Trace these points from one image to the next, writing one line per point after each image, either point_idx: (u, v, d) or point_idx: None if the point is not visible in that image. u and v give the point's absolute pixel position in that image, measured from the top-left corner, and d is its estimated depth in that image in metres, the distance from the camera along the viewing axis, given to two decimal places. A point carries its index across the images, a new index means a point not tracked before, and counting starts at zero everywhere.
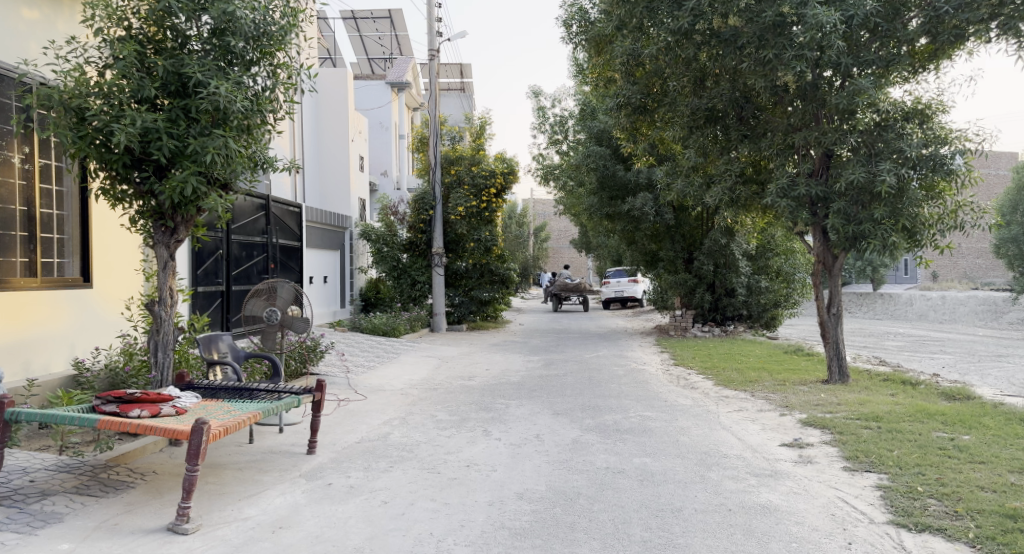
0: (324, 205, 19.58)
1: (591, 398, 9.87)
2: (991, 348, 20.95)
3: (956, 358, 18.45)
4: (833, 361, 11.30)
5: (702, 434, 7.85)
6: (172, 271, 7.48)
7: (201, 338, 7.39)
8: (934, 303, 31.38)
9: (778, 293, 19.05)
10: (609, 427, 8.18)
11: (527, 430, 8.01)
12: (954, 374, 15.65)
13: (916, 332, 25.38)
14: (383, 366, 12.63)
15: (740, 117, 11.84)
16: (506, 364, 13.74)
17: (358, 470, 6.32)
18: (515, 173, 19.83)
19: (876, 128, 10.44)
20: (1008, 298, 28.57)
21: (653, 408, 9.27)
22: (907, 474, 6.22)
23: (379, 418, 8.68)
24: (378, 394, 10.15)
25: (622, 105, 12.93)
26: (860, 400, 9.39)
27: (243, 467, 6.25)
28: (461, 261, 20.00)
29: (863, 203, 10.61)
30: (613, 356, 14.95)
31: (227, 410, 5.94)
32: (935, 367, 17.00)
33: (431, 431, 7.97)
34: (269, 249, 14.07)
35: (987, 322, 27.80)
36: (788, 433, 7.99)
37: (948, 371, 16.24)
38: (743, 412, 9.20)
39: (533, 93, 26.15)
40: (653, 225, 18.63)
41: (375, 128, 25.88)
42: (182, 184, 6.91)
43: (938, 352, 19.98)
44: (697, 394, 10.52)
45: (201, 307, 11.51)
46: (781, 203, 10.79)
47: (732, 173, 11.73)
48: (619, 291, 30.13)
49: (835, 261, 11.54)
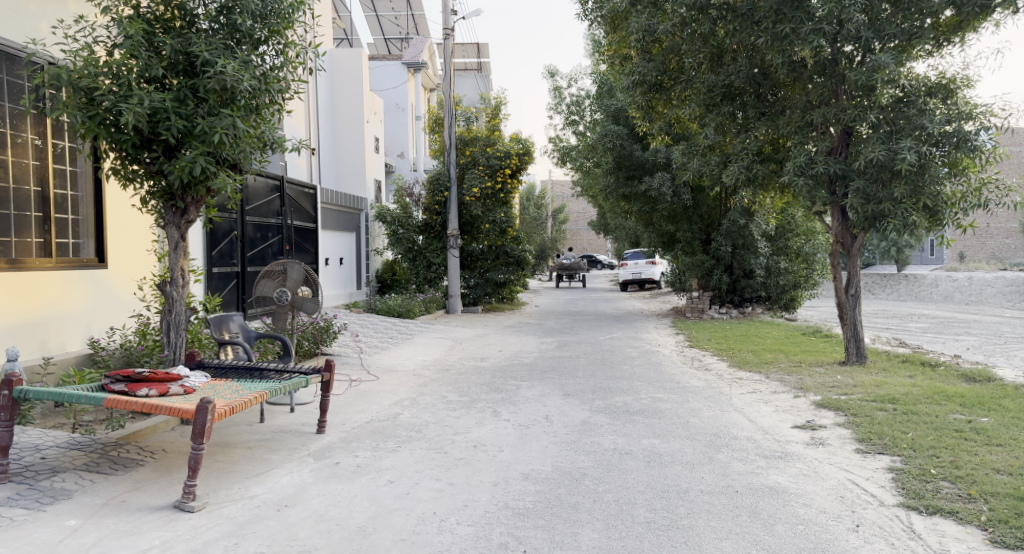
0: (340, 186, 19.60)
1: (603, 380, 9.85)
2: (1014, 330, 20.69)
3: (979, 341, 18.19)
4: (851, 342, 11.16)
5: (713, 416, 7.80)
6: (184, 251, 7.53)
7: (211, 318, 7.37)
8: (958, 284, 31.07)
9: (797, 274, 18.85)
10: (620, 408, 8.14)
11: (537, 411, 7.99)
12: (977, 356, 15.45)
13: (941, 314, 25.09)
14: (397, 347, 12.66)
15: (758, 94, 11.72)
16: (521, 345, 13.72)
17: (366, 450, 6.32)
18: (531, 154, 19.63)
19: (898, 104, 10.26)
20: None
21: (665, 389, 9.22)
22: (921, 455, 6.13)
23: (390, 398, 8.70)
24: (391, 375, 10.18)
25: (638, 83, 12.87)
26: (877, 383, 9.31)
27: (251, 446, 6.27)
28: (476, 243, 20.09)
29: (882, 181, 10.43)
30: (628, 338, 14.89)
31: (235, 389, 5.94)
32: (957, 348, 16.81)
33: (441, 412, 7.97)
34: (284, 231, 14.10)
35: (1011, 303, 27.54)
36: (801, 415, 7.91)
37: (970, 352, 16.03)
38: (757, 394, 9.12)
39: (548, 73, 25.95)
40: (671, 206, 18.48)
41: (391, 109, 25.99)
42: (191, 165, 6.95)
43: (961, 333, 19.71)
44: (710, 375, 10.44)
45: (217, 289, 11.55)
46: (797, 182, 10.63)
47: (749, 152, 11.60)
48: (637, 273, 30.05)
49: (853, 241, 11.35)
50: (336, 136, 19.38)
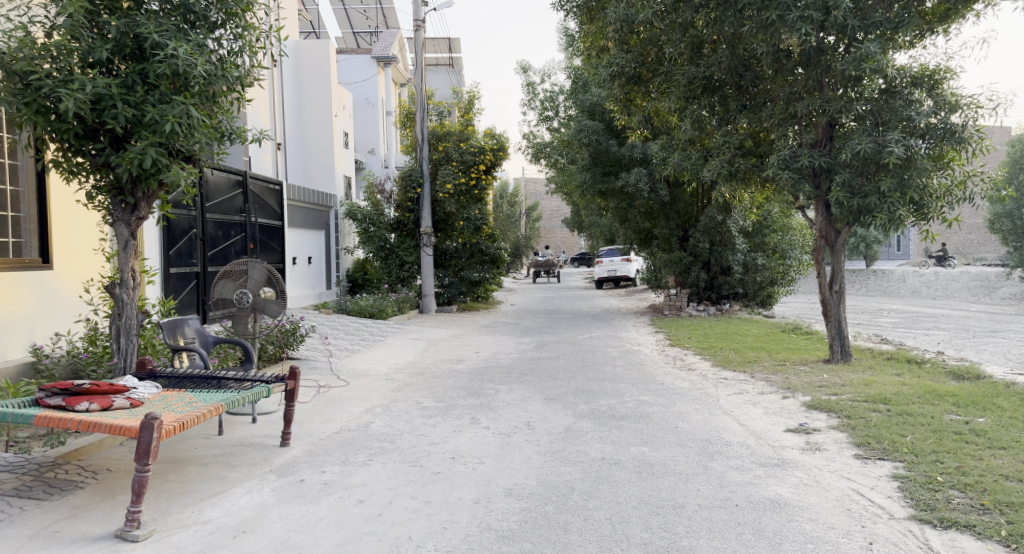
0: (308, 182, 19.19)
1: (584, 382, 9.43)
2: (985, 324, 20.65)
3: (951, 334, 18.10)
4: (835, 340, 10.83)
5: (702, 420, 7.41)
6: (133, 250, 7.10)
7: (164, 323, 6.82)
8: (926, 279, 31.25)
9: (774, 270, 18.62)
10: (604, 413, 7.73)
11: (517, 417, 7.56)
12: (951, 350, 15.31)
13: (911, 309, 25.03)
14: (368, 349, 12.16)
15: (739, 86, 11.36)
16: (497, 346, 13.27)
17: (334, 465, 5.84)
18: (506, 149, 19.16)
19: (883, 94, 9.92)
20: (1001, 273, 28.52)
21: (649, 391, 8.84)
22: (925, 460, 5.77)
23: (360, 405, 8.22)
24: (362, 380, 9.69)
25: (617, 75, 12.54)
26: (866, 381, 9.00)
27: (207, 463, 5.78)
28: (450, 240, 19.66)
29: (868, 174, 10.09)
30: (607, 337, 14.49)
31: (189, 402, 5.45)
32: (932, 343, 16.66)
33: (415, 420, 7.50)
34: (247, 229, 13.56)
35: (979, 297, 27.82)
36: (793, 417, 7.55)
37: (946, 347, 15.85)
38: (744, 395, 8.76)
39: (521, 68, 25.52)
40: (648, 203, 18.13)
41: (361, 104, 25.40)
42: (141, 156, 6.56)
43: (932, 328, 19.64)
44: (694, 376, 10.07)
45: (177, 290, 11.01)
46: (782, 175, 10.26)
47: (731, 145, 11.28)
48: (612, 270, 29.74)
49: (838, 237, 10.95)
50: (303, 128, 19.00)
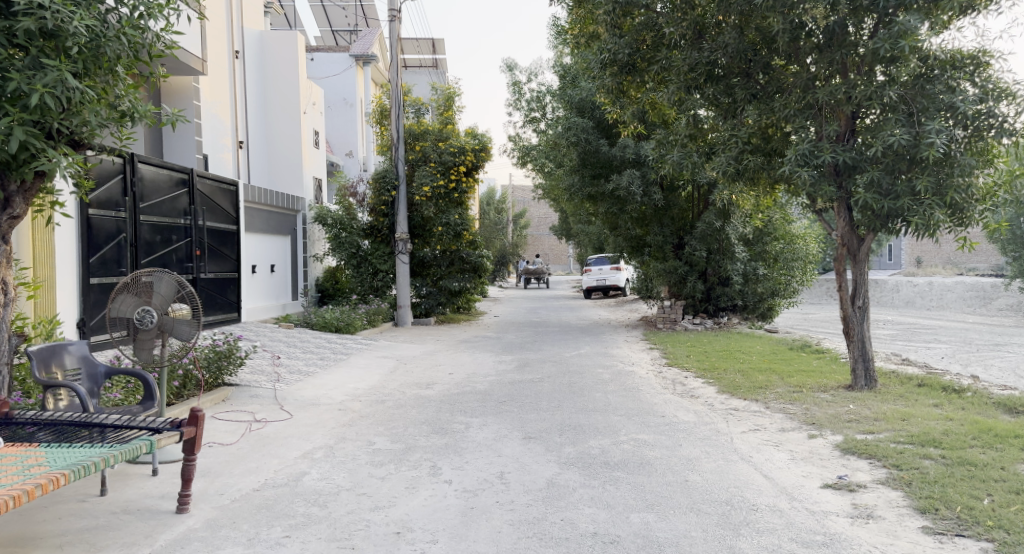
0: (273, 184, 17.72)
1: (571, 414, 8.01)
2: (986, 336, 19.43)
3: (953, 348, 16.86)
4: (859, 363, 9.37)
5: (717, 471, 6.01)
6: (6, 259, 5.67)
7: (35, 352, 5.37)
8: (920, 288, 30.00)
9: (776, 281, 17.27)
10: (595, 459, 6.30)
11: (488, 465, 6.12)
12: (958, 366, 14.04)
13: (907, 321, 23.81)
14: (327, 371, 10.71)
15: (747, 74, 10.04)
16: (474, 366, 11.83)
17: (238, 546, 4.45)
18: (488, 150, 17.84)
19: (917, 80, 8.51)
20: (995, 283, 27.41)
21: (648, 428, 7.43)
22: (1022, 541, 4.39)
23: (298, 448, 6.79)
24: (309, 411, 8.27)
25: (608, 63, 11.03)
26: (903, 416, 7.60)
27: (65, 546, 4.39)
28: (428, 248, 18.15)
29: (898, 172, 8.62)
30: (596, 355, 13.04)
31: (27, 466, 4.12)
32: (935, 358, 15.36)
33: (360, 470, 6.07)
34: (193, 233, 12.22)
35: (974, 310, 26.65)
36: (827, 465, 6.14)
37: (948, 361, 14.57)
38: (760, 432, 7.35)
39: (507, 66, 24.20)
40: (640, 207, 16.72)
41: (338, 104, 24.05)
42: (5, 135, 5.19)
43: (931, 340, 18.41)
44: (700, 406, 8.66)
45: (100, 302, 9.57)
46: (801, 173, 8.75)
47: (739, 140, 9.89)
48: (601, 279, 28.52)
49: (861, 244, 9.41)
50: (268, 126, 17.67)
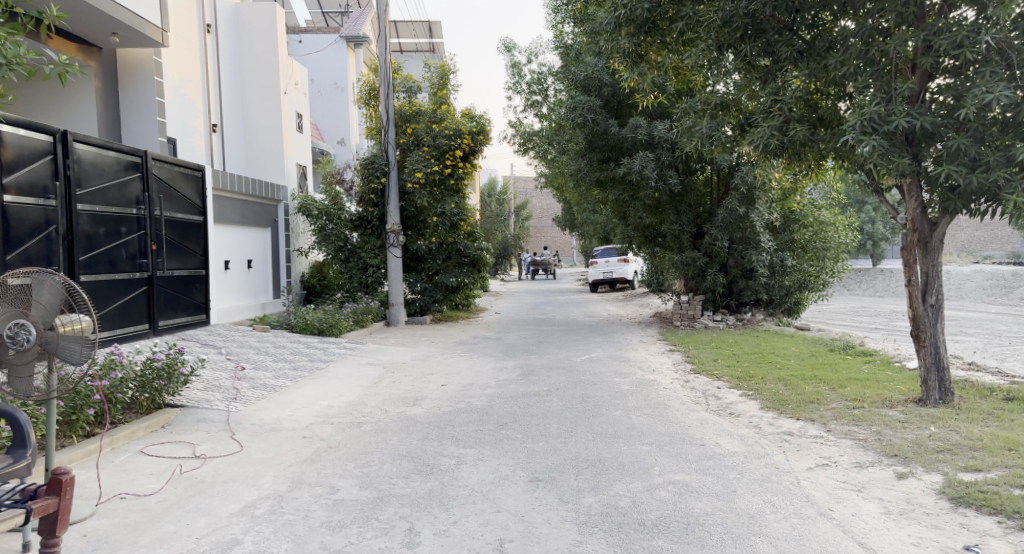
0: (250, 170, 16.09)
1: (588, 443, 6.44)
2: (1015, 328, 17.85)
3: (986, 341, 15.29)
4: (932, 374, 7.75)
5: (792, 536, 4.45)
6: None
7: None
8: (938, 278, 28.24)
9: (804, 271, 15.64)
10: (627, 517, 4.73)
11: (485, 528, 4.58)
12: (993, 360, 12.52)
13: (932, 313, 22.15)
14: (299, 384, 9.13)
15: (792, 27, 8.38)
16: (471, 374, 10.24)
17: None
18: (487, 133, 16.23)
19: (1017, 22, 6.83)
20: (1018, 273, 25.65)
21: (688, 464, 5.84)
22: None
23: (238, 498, 5.23)
24: (265, 441, 6.70)
25: (624, 21, 9.28)
26: (1008, 445, 6.00)
27: None
28: (422, 240, 16.51)
29: (990, 140, 7.00)
30: (609, 359, 11.46)
31: None
32: (969, 351, 13.83)
33: (313, 537, 4.54)
34: (148, 226, 10.66)
35: (997, 299, 25.01)
36: (939, 525, 4.58)
37: (979, 355, 13.05)
38: (831, 469, 5.76)
39: (506, 47, 22.54)
40: (654, 193, 15.06)
41: (328, 88, 22.38)
42: None
43: (962, 333, 16.81)
44: (745, 429, 7.07)
45: None
46: (867, 143, 7.05)
47: (785, 106, 8.18)
48: (608, 272, 26.89)
49: (935, 229, 7.79)
50: (246, 107, 16.07)
